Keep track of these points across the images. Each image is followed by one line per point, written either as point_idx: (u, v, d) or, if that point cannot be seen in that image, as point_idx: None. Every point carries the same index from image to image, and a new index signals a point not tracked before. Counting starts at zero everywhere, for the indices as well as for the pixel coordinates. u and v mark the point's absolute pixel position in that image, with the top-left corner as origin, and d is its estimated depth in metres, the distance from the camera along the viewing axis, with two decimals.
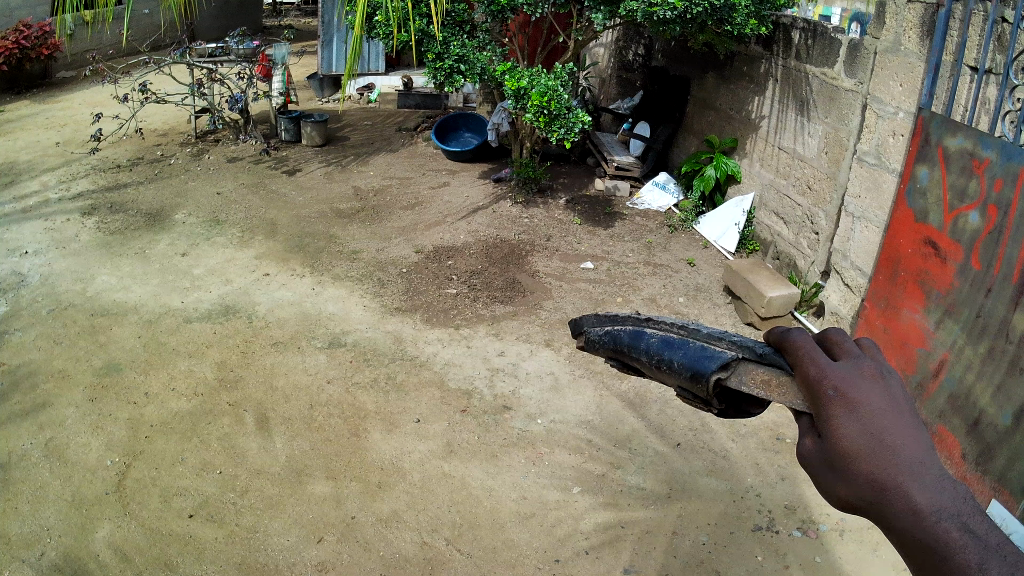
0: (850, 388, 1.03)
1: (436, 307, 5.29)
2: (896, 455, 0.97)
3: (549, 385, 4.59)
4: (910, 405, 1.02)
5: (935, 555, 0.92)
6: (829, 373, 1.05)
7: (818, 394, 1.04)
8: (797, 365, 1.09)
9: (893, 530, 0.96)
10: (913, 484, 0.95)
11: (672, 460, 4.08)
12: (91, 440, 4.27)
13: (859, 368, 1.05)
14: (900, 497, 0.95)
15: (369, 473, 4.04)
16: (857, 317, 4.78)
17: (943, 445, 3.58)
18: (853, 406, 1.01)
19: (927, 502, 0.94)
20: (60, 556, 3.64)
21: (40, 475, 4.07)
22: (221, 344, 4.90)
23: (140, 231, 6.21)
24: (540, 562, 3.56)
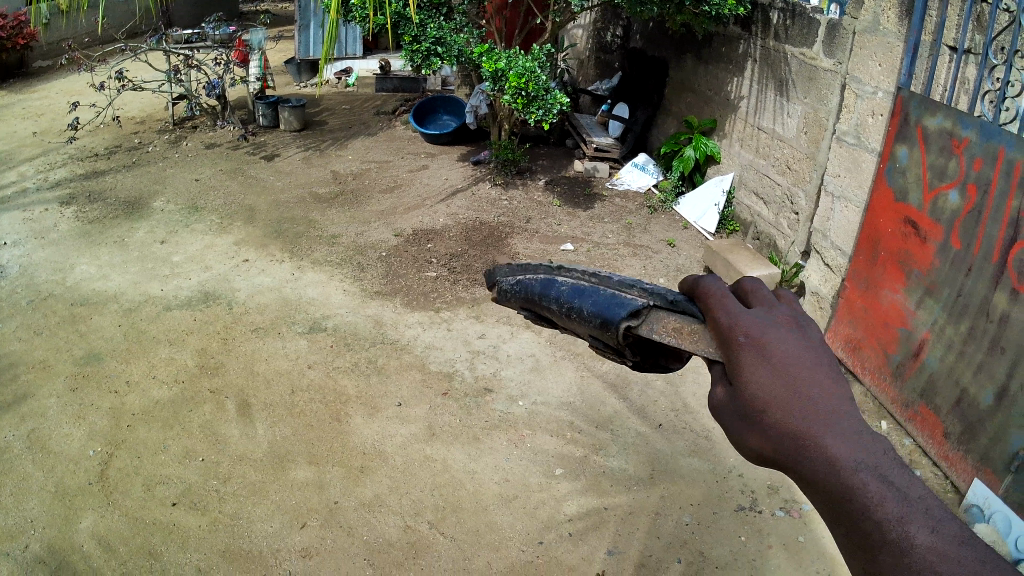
0: (761, 333, 1.05)
1: (416, 290, 5.23)
2: (808, 403, 0.99)
3: (530, 366, 4.53)
4: (820, 352, 1.05)
5: (849, 504, 0.94)
6: (740, 321, 1.06)
7: (730, 342, 1.06)
8: (710, 313, 1.11)
9: (807, 481, 0.97)
10: (829, 434, 0.96)
11: (654, 441, 4.03)
12: (73, 430, 4.23)
13: (773, 316, 1.07)
14: (815, 448, 0.96)
15: (352, 458, 3.96)
16: (838, 297, 4.89)
17: (927, 422, 4.11)
18: (763, 352, 1.03)
19: (843, 452, 0.95)
20: (44, 549, 3.59)
21: (22, 466, 4.03)
22: (200, 332, 4.86)
23: (119, 220, 6.16)
24: (524, 545, 3.51)
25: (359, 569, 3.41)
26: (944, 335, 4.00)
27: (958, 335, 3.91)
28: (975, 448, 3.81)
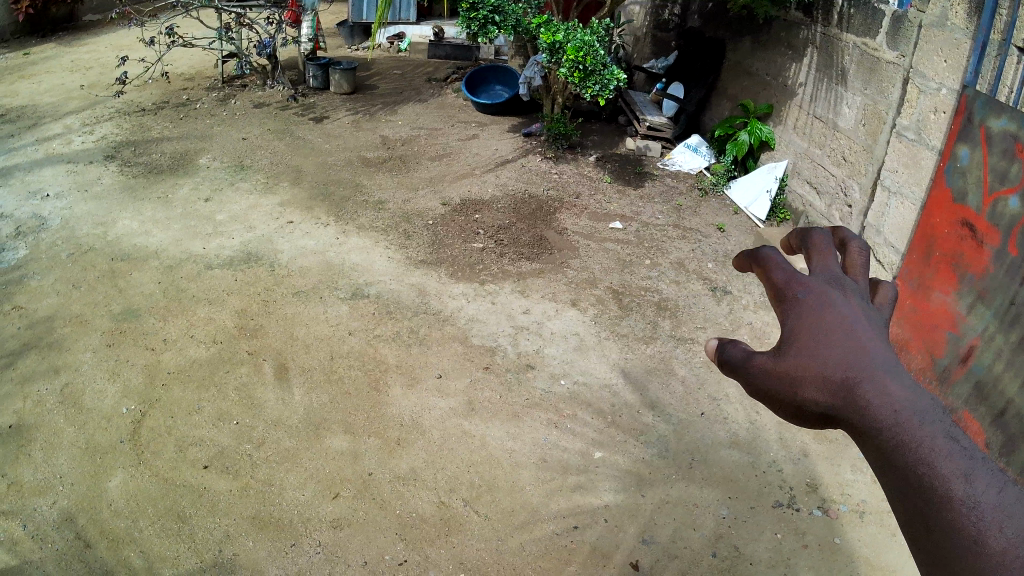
0: (819, 292, 0.94)
1: (461, 260, 5.15)
2: (866, 349, 0.89)
3: (574, 345, 4.43)
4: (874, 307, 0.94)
5: (906, 456, 0.84)
6: (797, 273, 0.95)
7: (787, 298, 0.94)
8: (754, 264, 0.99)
9: (862, 428, 0.87)
10: (888, 381, 0.87)
11: (696, 429, 3.92)
12: (107, 386, 4.20)
13: (831, 274, 0.96)
14: (874, 393, 0.87)
15: (388, 430, 3.89)
16: None
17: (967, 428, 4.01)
18: (822, 308, 0.92)
19: (902, 400, 0.85)
20: (72, 506, 3.58)
21: (55, 421, 4.01)
22: (241, 292, 4.80)
23: (163, 175, 6.12)
24: (558, 527, 3.43)
25: (390, 544, 3.38)
26: (993, 342, 3.87)
27: (1008, 345, 3.76)
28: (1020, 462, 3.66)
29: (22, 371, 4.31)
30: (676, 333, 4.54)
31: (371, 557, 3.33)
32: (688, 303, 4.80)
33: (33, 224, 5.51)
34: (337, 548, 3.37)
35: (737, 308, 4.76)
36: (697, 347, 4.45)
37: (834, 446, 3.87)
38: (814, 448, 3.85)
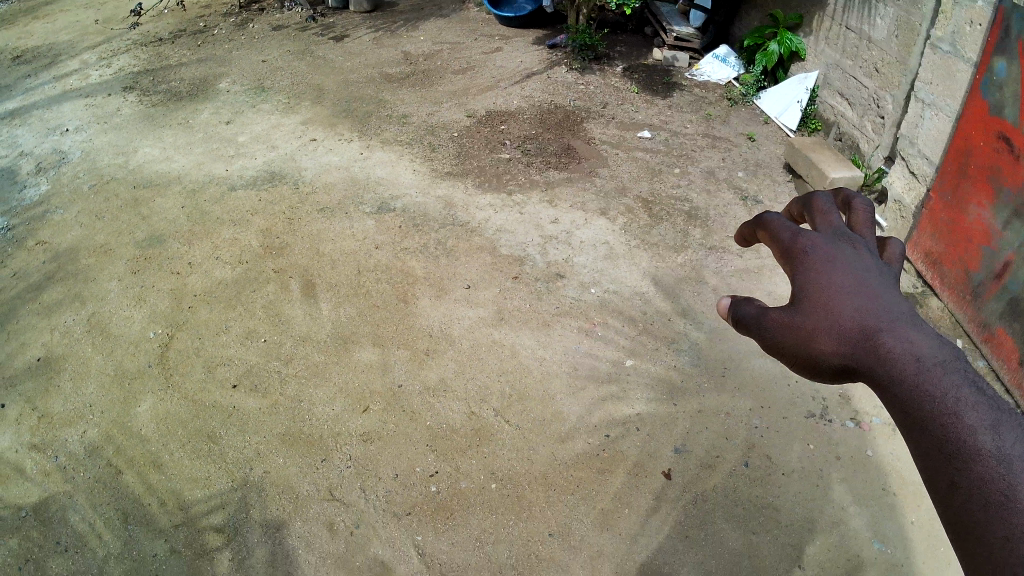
0: (824, 249, 1.04)
1: (488, 171, 5.10)
2: (876, 306, 0.95)
3: (604, 253, 4.38)
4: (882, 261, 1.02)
5: (930, 407, 0.83)
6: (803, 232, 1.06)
7: (795, 258, 1.05)
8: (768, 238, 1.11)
9: (884, 377, 0.90)
10: (903, 327, 0.92)
11: (728, 337, 3.87)
12: (134, 312, 4.23)
13: (837, 232, 1.06)
14: (890, 340, 0.92)
15: (417, 340, 3.90)
16: (919, 206, 4.66)
17: (999, 346, 3.98)
18: (831, 263, 1.01)
19: (922, 351, 0.88)
20: (102, 435, 3.66)
21: (83, 351, 4.05)
22: (266, 211, 4.77)
23: (182, 102, 6.06)
24: (590, 437, 3.47)
25: (420, 455, 3.46)
26: None
27: None
28: None
29: (50, 302, 4.33)
30: (707, 242, 4.46)
31: (402, 469, 3.42)
32: (719, 210, 4.73)
33: (54, 160, 5.49)
34: (369, 461, 3.46)
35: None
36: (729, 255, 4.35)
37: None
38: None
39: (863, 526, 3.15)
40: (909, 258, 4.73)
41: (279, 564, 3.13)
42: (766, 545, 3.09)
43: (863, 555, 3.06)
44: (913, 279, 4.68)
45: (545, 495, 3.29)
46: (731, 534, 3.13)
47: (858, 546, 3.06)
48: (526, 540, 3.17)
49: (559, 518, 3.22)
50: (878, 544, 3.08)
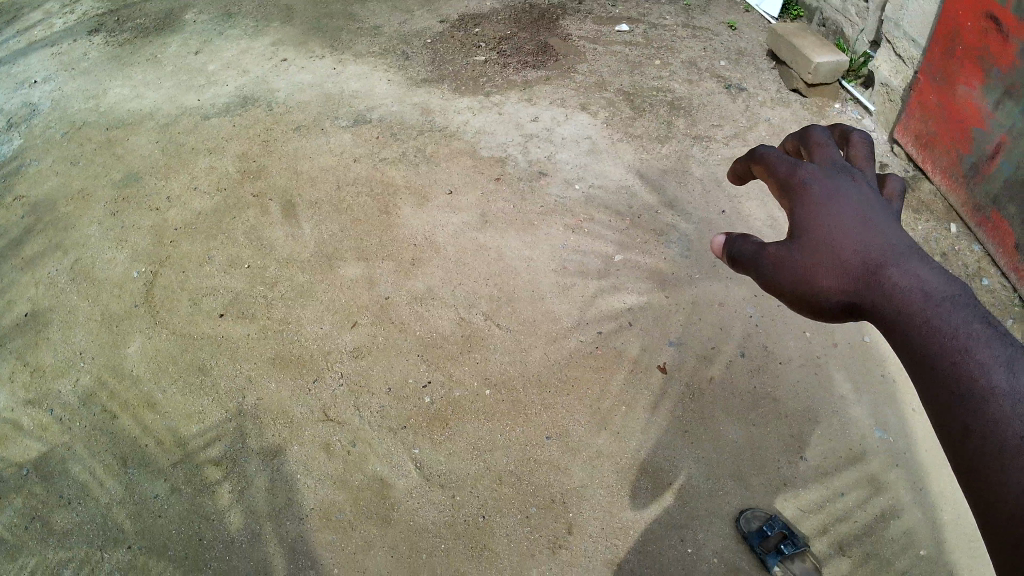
0: (822, 180, 1.30)
1: (463, 75, 4.99)
2: (881, 243, 1.21)
3: (587, 149, 4.32)
4: (876, 193, 1.28)
5: (925, 338, 1.07)
6: (801, 168, 1.32)
7: (794, 191, 1.31)
8: (765, 171, 1.37)
9: (889, 301, 1.15)
10: (908, 263, 1.17)
11: (717, 225, 3.82)
12: (116, 255, 4.13)
13: (832, 164, 1.32)
14: (897, 271, 1.17)
15: (402, 252, 3.86)
16: (907, 90, 4.52)
17: (994, 230, 3.94)
18: (831, 197, 1.27)
19: (926, 283, 1.13)
20: (94, 381, 3.59)
21: (68, 299, 3.96)
22: (241, 136, 4.65)
23: (150, 38, 5.89)
24: (583, 335, 3.48)
25: (412, 367, 3.44)
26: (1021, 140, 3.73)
27: None
28: None
29: (32, 253, 4.23)
30: (691, 132, 4.41)
31: (395, 383, 3.41)
32: (702, 100, 4.66)
33: (24, 112, 5.34)
34: (362, 378, 3.44)
35: (753, 105, 4.63)
36: (715, 146, 4.31)
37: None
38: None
39: (863, 414, 3.21)
40: (898, 141, 4.62)
41: (288, 493, 3.13)
42: (766, 439, 3.16)
43: (865, 444, 3.13)
44: (903, 162, 4.58)
45: (541, 399, 3.30)
46: (730, 428, 3.19)
47: (859, 438, 3.14)
48: (524, 448, 3.19)
49: (556, 420, 3.25)
50: (880, 433, 3.16)
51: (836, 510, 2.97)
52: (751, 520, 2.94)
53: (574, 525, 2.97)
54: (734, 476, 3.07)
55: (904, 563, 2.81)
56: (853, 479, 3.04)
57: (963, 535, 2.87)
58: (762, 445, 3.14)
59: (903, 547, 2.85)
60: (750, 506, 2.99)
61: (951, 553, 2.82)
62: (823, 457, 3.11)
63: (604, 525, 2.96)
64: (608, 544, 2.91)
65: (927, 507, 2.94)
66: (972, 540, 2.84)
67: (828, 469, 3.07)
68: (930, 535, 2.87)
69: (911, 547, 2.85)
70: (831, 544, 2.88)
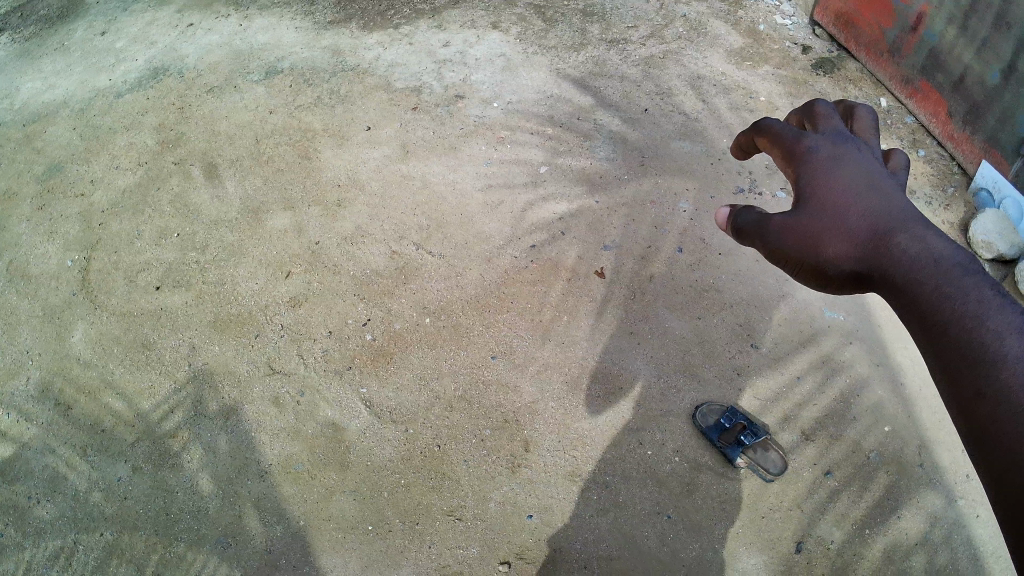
0: (832, 152, 1.54)
1: (370, 11, 4.97)
2: (891, 216, 1.44)
3: (501, 66, 4.44)
4: (877, 163, 1.53)
5: (941, 316, 1.22)
6: (809, 136, 1.57)
7: (802, 158, 1.56)
8: (774, 140, 1.62)
9: (904, 267, 1.35)
10: (915, 234, 1.39)
11: (640, 126, 4.02)
12: (48, 247, 3.90)
13: (839, 136, 1.57)
14: (909, 243, 1.38)
15: (327, 194, 3.84)
16: None
17: (927, 101, 4.10)
18: (843, 170, 1.51)
19: (936, 250, 1.34)
20: (46, 375, 3.41)
21: (7, 300, 3.72)
22: (156, 107, 4.51)
23: (54, 27, 5.48)
24: (516, 251, 3.53)
25: (351, 306, 3.41)
26: (943, 8, 3.88)
27: (960, 8, 3.79)
28: (982, 126, 3.80)
29: None
30: (607, 36, 4.62)
31: (334, 326, 3.36)
32: (616, 4, 4.88)
33: None
34: (301, 325, 3.38)
35: (667, 2, 4.88)
36: (631, 46, 4.53)
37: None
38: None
39: (811, 298, 3.36)
40: (818, 22, 4.68)
41: (245, 454, 3.05)
42: (714, 329, 3.27)
43: (816, 325, 3.28)
44: (825, 43, 4.65)
45: (481, 319, 3.32)
46: (677, 324, 3.28)
47: (811, 319, 3.29)
48: (471, 370, 3.18)
49: (500, 339, 3.26)
50: (831, 314, 3.31)
51: (793, 395, 3.09)
52: (708, 416, 3.01)
53: (532, 442, 2.99)
54: (685, 373, 3.15)
55: (868, 439, 2.97)
56: (808, 362, 3.17)
57: (924, 402, 3.06)
58: (713, 337, 3.24)
59: (868, 426, 3.00)
60: (705, 401, 3.07)
61: (917, 422, 3.00)
62: (777, 344, 3.22)
63: (559, 439, 2.99)
64: (565, 459, 2.94)
65: (890, 384, 3.10)
66: (933, 407, 3.04)
67: (783, 355, 3.19)
68: (895, 406, 3.05)
69: (876, 424, 3.01)
70: (794, 431, 3.00)
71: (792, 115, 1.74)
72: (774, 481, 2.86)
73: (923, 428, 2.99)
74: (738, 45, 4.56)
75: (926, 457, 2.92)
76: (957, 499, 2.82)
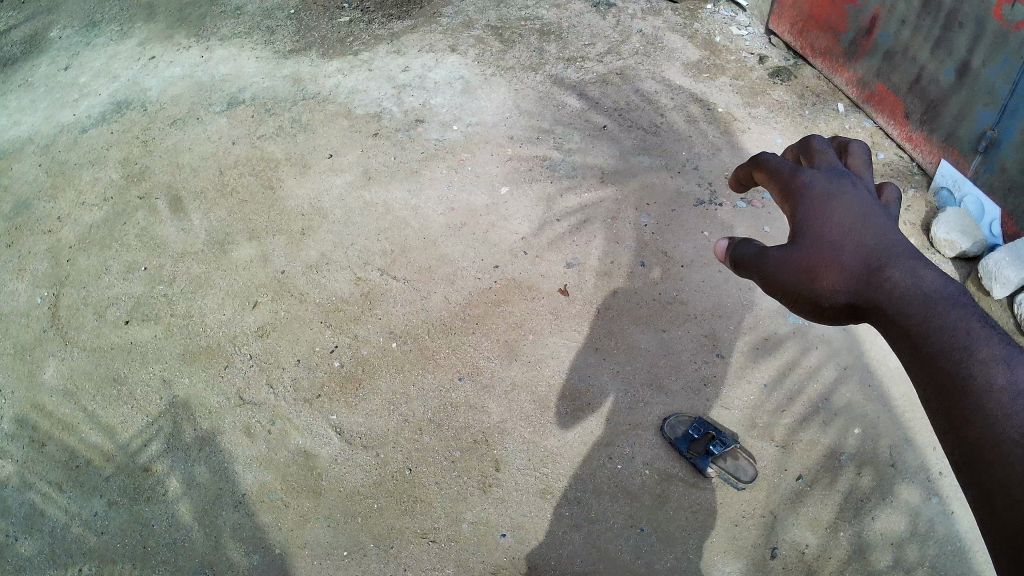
0: (830, 185, 1.39)
1: (329, 39, 5.01)
2: (886, 250, 1.29)
3: (460, 90, 4.47)
4: (874, 199, 1.37)
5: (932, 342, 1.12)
6: (804, 170, 1.41)
7: (797, 192, 1.40)
8: (770, 176, 1.46)
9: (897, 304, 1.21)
10: (912, 268, 1.24)
11: (600, 143, 4.06)
12: (16, 284, 3.90)
13: (834, 169, 1.42)
14: (907, 278, 1.23)
15: (291, 223, 3.86)
16: None
17: (885, 103, 4.14)
18: (840, 203, 1.36)
19: (927, 283, 1.21)
20: (17, 414, 3.40)
21: None
22: (121, 142, 4.52)
23: (16, 63, 5.48)
24: (480, 272, 3.56)
25: (318, 334, 3.43)
26: (896, 11, 3.93)
27: (911, 12, 3.84)
28: (940, 127, 3.85)
29: None
30: (564, 55, 4.67)
31: (302, 352, 3.38)
32: (572, 23, 4.94)
33: None
34: (270, 353, 3.39)
35: (624, 19, 4.95)
36: (589, 64, 4.58)
37: (749, 136, 4.07)
38: (730, 139, 4.03)
39: (773, 304, 3.39)
40: (774, 32, 4.75)
41: (221, 485, 3.05)
42: (679, 341, 3.30)
43: (780, 331, 3.31)
44: (782, 52, 4.71)
45: (446, 342, 3.33)
46: (643, 338, 3.31)
47: (775, 326, 3.32)
48: (439, 393, 3.19)
49: (467, 361, 3.28)
50: (795, 319, 3.35)
51: (760, 403, 3.12)
52: (676, 427, 3.04)
53: (502, 462, 3.00)
54: (653, 386, 3.17)
55: (839, 442, 3.00)
56: (774, 370, 3.20)
57: (897, 400, 3.11)
58: (679, 349, 3.27)
59: (839, 429, 3.04)
60: (673, 412, 3.10)
61: (892, 420, 3.05)
62: (743, 353, 3.25)
63: (529, 458, 3.01)
64: (536, 477, 2.96)
65: (862, 385, 3.15)
66: (907, 404, 3.09)
67: (750, 364, 3.22)
68: (870, 406, 3.09)
69: (847, 425, 3.05)
70: (764, 438, 3.02)
71: (792, 152, 1.58)
72: (745, 489, 2.89)
73: (898, 426, 3.04)
74: (694, 57, 4.61)
75: (897, 457, 2.95)
76: (931, 496, 2.85)
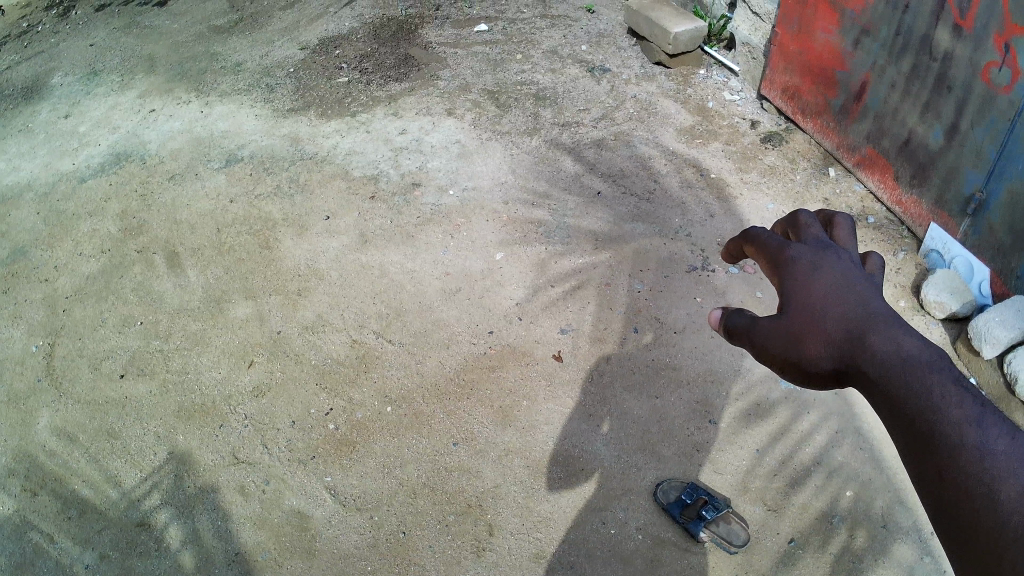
0: (816, 257, 1.28)
1: (328, 99, 5.06)
2: (869, 318, 1.17)
3: (457, 153, 4.52)
4: (860, 270, 1.26)
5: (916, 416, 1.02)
6: (789, 245, 1.31)
7: (783, 265, 1.29)
8: (759, 251, 1.36)
9: (878, 373, 1.10)
10: (895, 333, 1.13)
11: (597, 208, 4.11)
12: (11, 332, 3.92)
13: (821, 241, 1.31)
14: (888, 343, 1.12)
15: (288, 283, 3.90)
16: (767, 45, 4.76)
17: (874, 167, 4.19)
18: (826, 274, 1.25)
19: (908, 349, 1.10)
20: (10, 462, 3.41)
21: None
22: (119, 194, 4.55)
23: (15, 108, 5.52)
24: (473, 337, 3.59)
25: (313, 397, 3.45)
26: (885, 75, 3.99)
27: (901, 74, 3.89)
28: (930, 190, 3.89)
29: None
30: (559, 120, 4.72)
31: (297, 414, 3.40)
32: (568, 87, 5.01)
33: None
34: (264, 416, 3.40)
35: (618, 83, 5.02)
36: (583, 129, 4.64)
37: (742, 201, 4.11)
38: (722, 204, 4.09)
39: (763, 370, 3.43)
40: (766, 96, 4.82)
41: (213, 543, 3.04)
42: (672, 408, 3.32)
43: (772, 397, 3.34)
44: (773, 116, 4.78)
45: (440, 408, 3.36)
46: (634, 403, 3.34)
47: (766, 391, 3.36)
48: (433, 458, 3.21)
49: (461, 427, 3.30)
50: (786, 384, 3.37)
51: (752, 467, 3.13)
52: (669, 492, 3.04)
53: (496, 526, 2.99)
54: (645, 452, 3.19)
55: (831, 505, 3.00)
56: (767, 435, 3.22)
57: (888, 461, 3.11)
58: (671, 415, 3.29)
59: (828, 491, 3.05)
60: (666, 478, 3.10)
61: (885, 481, 3.05)
62: (734, 419, 3.27)
63: (522, 522, 3.00)
64: (529, 542, 2.94)
65: (851, 447, 3.17)
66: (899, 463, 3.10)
67: (739, 429, 3.25)
68: (861, 467, 3.10)
69: (839, 486, 3.06)
70: (756, 502, 3.02)
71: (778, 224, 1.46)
72: (739, 552, 2.87)
73: (891, 487, 3.04)
74: (687, 122, 4.68)
75: (890, 518, 2.95)
76: (924, 555, 2.83)
